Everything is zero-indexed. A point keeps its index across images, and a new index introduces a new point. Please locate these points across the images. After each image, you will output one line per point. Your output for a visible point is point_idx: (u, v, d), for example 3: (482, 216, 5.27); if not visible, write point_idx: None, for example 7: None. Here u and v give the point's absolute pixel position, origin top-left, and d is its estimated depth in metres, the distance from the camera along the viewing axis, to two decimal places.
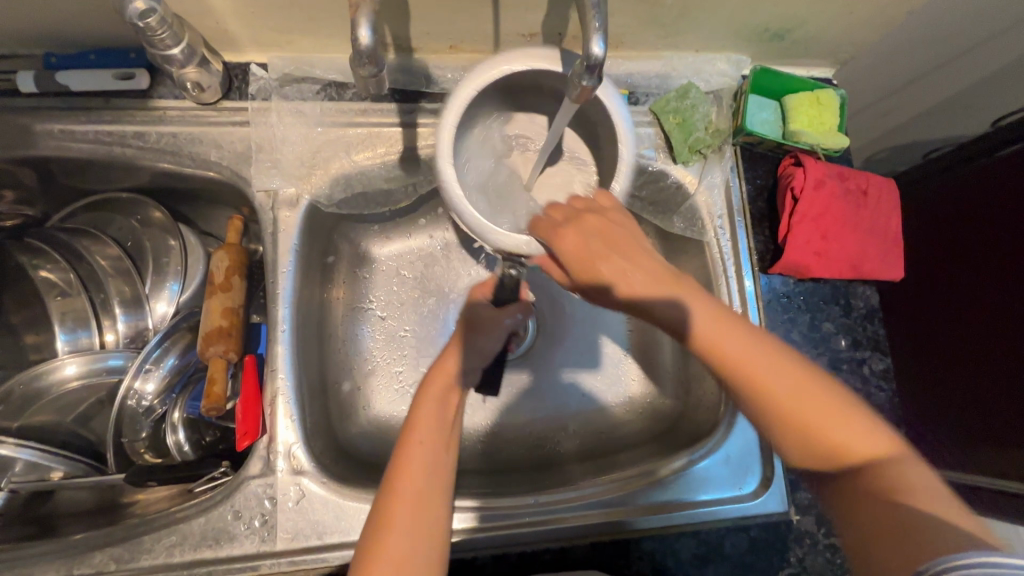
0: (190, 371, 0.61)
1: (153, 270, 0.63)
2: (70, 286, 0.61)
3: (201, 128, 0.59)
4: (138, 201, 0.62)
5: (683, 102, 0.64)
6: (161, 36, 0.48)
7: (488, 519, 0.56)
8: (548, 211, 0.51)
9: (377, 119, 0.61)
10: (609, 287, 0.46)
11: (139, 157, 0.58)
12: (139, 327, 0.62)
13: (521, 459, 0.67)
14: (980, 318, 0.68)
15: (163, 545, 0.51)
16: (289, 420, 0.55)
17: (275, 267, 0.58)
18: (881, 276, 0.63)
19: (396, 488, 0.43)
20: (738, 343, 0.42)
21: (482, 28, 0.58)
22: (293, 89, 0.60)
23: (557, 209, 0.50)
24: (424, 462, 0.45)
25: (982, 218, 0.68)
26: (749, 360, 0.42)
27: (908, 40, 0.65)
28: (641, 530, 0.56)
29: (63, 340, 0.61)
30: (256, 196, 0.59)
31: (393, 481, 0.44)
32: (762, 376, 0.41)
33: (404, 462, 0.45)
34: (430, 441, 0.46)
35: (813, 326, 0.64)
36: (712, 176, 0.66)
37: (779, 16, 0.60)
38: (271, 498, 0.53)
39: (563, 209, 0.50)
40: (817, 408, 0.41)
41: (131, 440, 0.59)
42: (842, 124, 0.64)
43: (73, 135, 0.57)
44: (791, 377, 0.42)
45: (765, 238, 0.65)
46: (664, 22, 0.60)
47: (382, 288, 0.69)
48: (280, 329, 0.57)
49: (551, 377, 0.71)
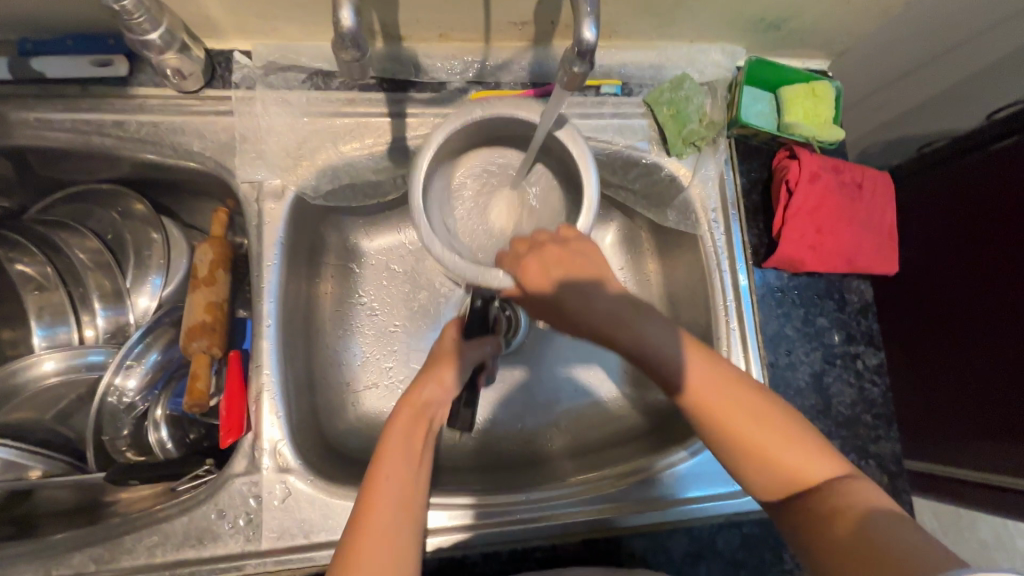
0: (174, 367, 0.60)
1: (134, 264, 0.62)
2: (48, 280, 0.59)
3: (183, 117, 0.57)
4: (118, 193, 0.61)
5: (677, 93, 0.63)
6: (137, 20, 0.47)
7: (479, 517, 0.55)
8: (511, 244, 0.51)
9: (365, 108, 0.59)
10: (571, 314, 0.47)
11: (119, 147, 0.56)
12: (120, 322, 0.60)
13: (512, 455, 0.66)
14: (973, 312, 0.68)
15: (144, 545, 0.50)
16: (275, 417, 0.54)
17: (259, 260, 0.56)
18: (875, 270, 0.63)
19: (366, 497, 0.41)
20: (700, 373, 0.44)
21: (472, 16, 0.56)
22: (278, 78, 0.59)
23: (522, 242, 0.51)
24: (394, 493, 0.42)
25: (976, 212, 0.67)
26: (705, 388, 0.43)
27: (904, 31, 0.64)
28: (632, 526, 0.56)
29: (41, 335, 0.59)
30: (240, 187, 0.57)
31: (364, 514, 0.41)
32: (714, 404, 0.43)
33: (375, 497, 0.42)
34: (400, 457, 0.44)
35: (807, 320, 0.63)
36: (706, 169, 0.65)
37: (775, 5, 0.59)
38: (256, 496, 0.52)
39: (528, 241, 0.50)
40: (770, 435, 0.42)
41: (112, 438, 0.57)
42: (837, 116, 0.64)
43: (50, 124, 0.55)
44: (749, 404, 0.43)
45: (760, 232, 0.64)
46: (658, 11, 0.59)
47: (372, 283, 0.68)
48: (265, 324, 0.55)
49: (543, 373, 0.70)
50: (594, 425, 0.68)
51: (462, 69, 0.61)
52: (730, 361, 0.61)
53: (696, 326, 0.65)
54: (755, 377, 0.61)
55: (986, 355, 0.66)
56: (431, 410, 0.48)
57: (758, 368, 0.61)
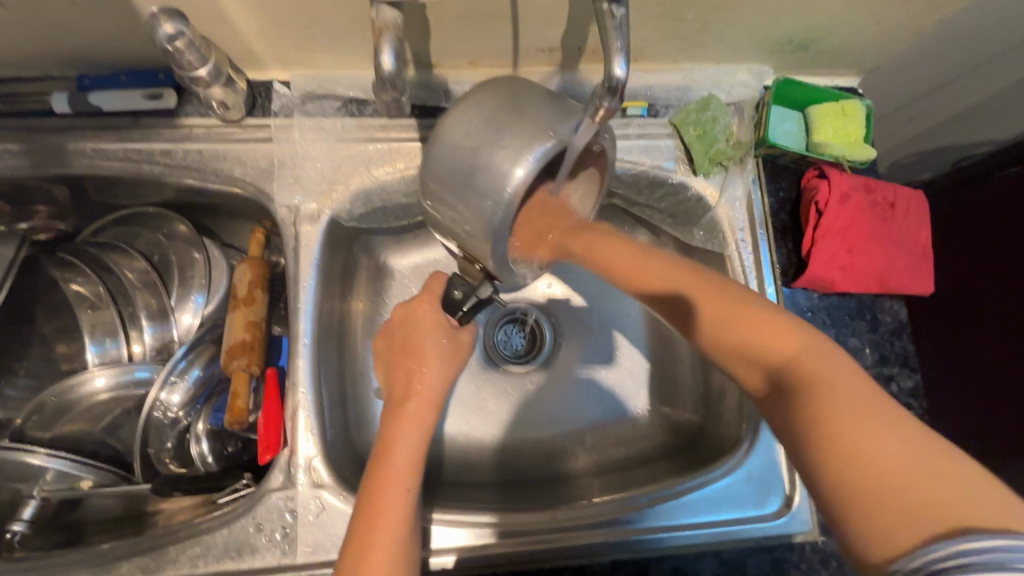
0: (214, 383, 0.62)
1: (178, 283, 0.65)
2: (99, 299, 0.63)
3: (225, 145, 0.60)
4: (165, 216, 0.64)
5: (704, 114, 0.63)
6: (188, 58, 0.50)
7: (510, 535, 0.55)
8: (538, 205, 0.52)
9: (398, 134, 0.61)
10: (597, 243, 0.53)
11: (166, 174, 0.59)
12: (165, 339, 0.64)
13: (535, 470, 0.67)
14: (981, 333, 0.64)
15: (187, 556, 0.52)
16: (309, 433, 0.56)
17: (296, 281, 0.59)
18: (911, 291, 0.62)
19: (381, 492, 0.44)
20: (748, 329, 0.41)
21: (502, 44, 0.58)
22: (315, 106, 0.61)
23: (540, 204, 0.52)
24: (405, 500, 0.44)
25: (982, 230, 0.65)
26: (740, 319, 0.42)
27: (939, 46, 0.64)
28: (660, 549, 0.56)
29: (92, 352, 0.63)
30: (278, 211, 0.60)
31: (372, 506, 0.43)
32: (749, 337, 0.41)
33: (385, 508, 0.43)
34: (403, 468, 0.45)
35: (838, 341, 0.62)
36: (734, 189, 0.65)
37: (804, 27, 0.60)
38: (291, 511, 0.54)
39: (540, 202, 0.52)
40: (851, 398, 0.35)
41: (157, 450, 0.60)
42: (868, 135, 0.63)
43: (103, 153, 0.58)
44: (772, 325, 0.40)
45: (788, 252, 0.64)
46: (685, 35, 0.60)
47: (398, 296, 0.70)
48: (302, 343, 0.57)
49: (570, 385, 0.71)
50: (619, 444, 0.69)
51: None
52: None
53: None
54: None
55: (1007, 375, 0.61)
56: (428, 415, 0.49)
57: None
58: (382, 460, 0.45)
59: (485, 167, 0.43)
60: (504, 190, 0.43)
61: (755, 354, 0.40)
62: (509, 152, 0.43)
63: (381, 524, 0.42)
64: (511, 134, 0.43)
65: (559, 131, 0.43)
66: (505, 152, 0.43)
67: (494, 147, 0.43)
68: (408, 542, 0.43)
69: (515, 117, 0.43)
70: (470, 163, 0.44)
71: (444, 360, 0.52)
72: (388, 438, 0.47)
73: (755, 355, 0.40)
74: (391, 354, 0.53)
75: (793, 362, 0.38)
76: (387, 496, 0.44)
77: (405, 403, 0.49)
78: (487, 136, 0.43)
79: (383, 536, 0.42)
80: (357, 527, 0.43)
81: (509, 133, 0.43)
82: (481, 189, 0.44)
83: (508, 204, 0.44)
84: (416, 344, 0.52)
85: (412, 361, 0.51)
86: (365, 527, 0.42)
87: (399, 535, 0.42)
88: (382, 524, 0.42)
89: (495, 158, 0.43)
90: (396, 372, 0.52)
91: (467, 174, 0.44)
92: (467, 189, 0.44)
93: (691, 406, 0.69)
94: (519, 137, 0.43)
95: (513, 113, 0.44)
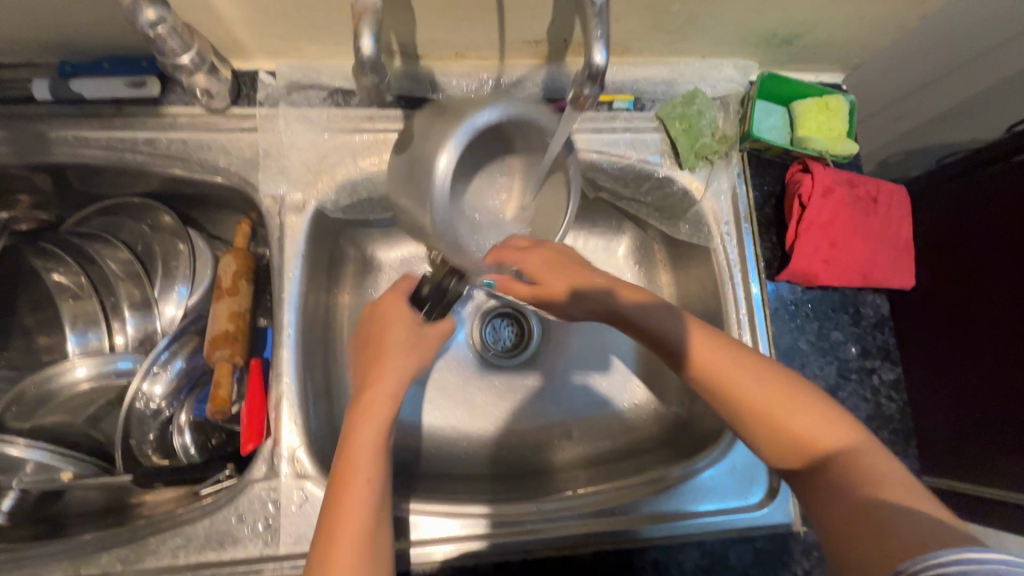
0: (198, 374, 0.62)
1: (161, 274, 0.64)
2: (81, 289, 0.63)
3: (209, 134, 0.59)
4: (149, 206, 0.64)
5: (689, 108, 0.64)
6: (170, 45, 0.49)
7: (496, 526, 0.55)
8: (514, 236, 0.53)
9: (384, 125, 0.61)
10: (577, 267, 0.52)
11: (149, 163, 0.59)
12: (147, 330, 0.63)
13: (524, 463, 0.67)
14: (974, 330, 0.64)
15: (168, 546, 0.52)
16: (293, 424, 0.56)
17: (281, 271, 0.58)
18: (892, 284, 0.63)
19: (343, 487, 0.43)
20: (755, 391, 0.45)
21: (488, 35, 0.58)
22: (301, 96, 0.61)
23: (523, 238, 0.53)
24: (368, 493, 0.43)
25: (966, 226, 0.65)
26: (748, 382, 0.45)
27: (923, 44, 0.64)
28: (645, 539, 0.56)
29: (74, 342, 0.62)
30: (263, 201, 0.59)
31: (340, 503, 0.42)
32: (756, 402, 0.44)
33: (346, 500, 0.42)
34: (367, 462, 0.44)
35: (821, 334, 0.63)
36: (719, 183, 0.65)
37: (788, 21, 0.60)
38: (274, 501, 0.53)
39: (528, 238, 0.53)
40: (858, 457, 0.42)
41: (139, 441, 0.59)
42: (851, 129, 0.64)
43: (85, 141, 0.58)
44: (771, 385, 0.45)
45: (772, 245, 0.64)
46: (671, 28, 0.60)
47: (386, 289, 0.70)
48: (286, 334, 0.57)
49: (557, 381, 0.71)
50: (606, 440, 0.69)
51: (477, 85, 0.63)
52: None
53: None
54: None
55: (995, 369, 0.61)
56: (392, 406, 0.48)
57: None
58: (343, 452, 0.44)
59: (416, 160, 0.47)
60: (432, 175, 0.45)
61: (768, 418, 0.44)
62: (436, 142, 0.46)
63: (345, 518, 0.41)
64: (440, 126, 0.46)
65: (484, 119, 0.45)
66: (432, 143, 0.46)
67: (423, 140, 0.47)
68: (374, 536, 0.42)
69: (449, 114, 0.46)
70: (412, 161, 0.48)
71: (408, 352, 0.51)
72: (348, 430, 0.46)
73: (768, 418, 0.44)
74: (358, 350, 0.52)
75: (799, 431, 0.43)
76: (346, 491, 0.43)
77: (364, 394, 0.48)
78: (425, 134, 0.47)
79: (348, 531, 0.41)
80: (324, 524, 0.41)
81: (436, 127, 0.46)
82: (418, 181, 0.47)
83: (436, 188, 0.45)
84: (379, 339, 0.51)
85: (375, 355, 0.50)
86: (332, 520, 0.41)
87: (362, 530, 0.41)
88: (346, 516, 0.42)
89: (424, 149, 0.46)
90: (359, 366, 0.51)
91: (410, 169, 0.48)
92: (410, 180, 0.47)
93: (676, 400, 0.69)
94: (444, 127, 0.45)
95: (449, 110, 0.47)
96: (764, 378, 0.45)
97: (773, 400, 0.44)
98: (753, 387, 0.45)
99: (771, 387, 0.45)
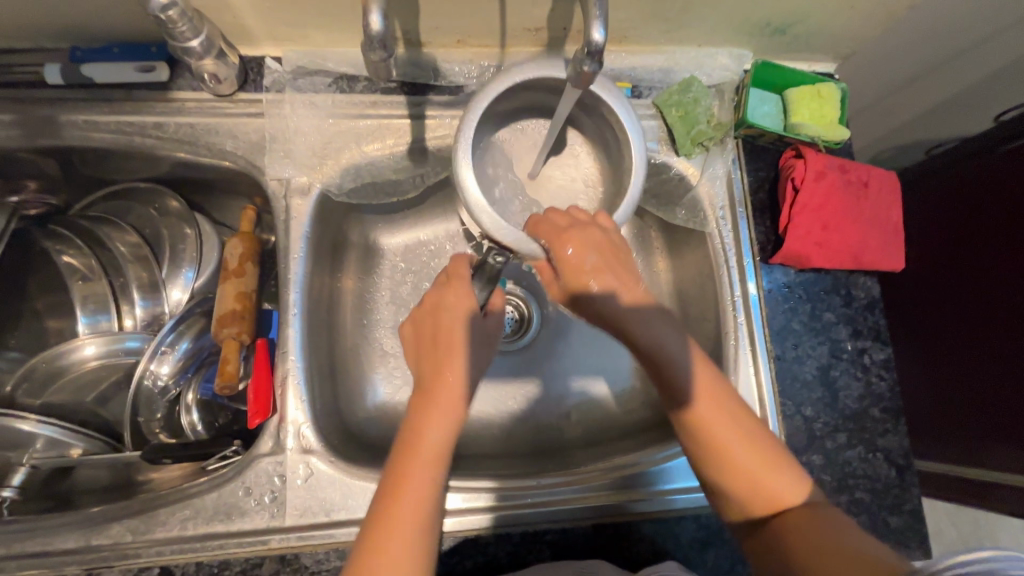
0: (204, 355, 0.63)
1: (169, 257, 0.65)
2: (92, 270, 0.64)
3: (216, 119, 0.61)
4: (156, 190, 0.65)
5: (685, 95, 0.65)
6: (181, 29, 0.51)
7: (501, 500, 0.57)
8: (548, 213, 0.51)
9: (388, 110, 0.63)
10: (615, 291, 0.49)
11: (158, 147, 0.60)
12: (156, 312, 0.65)
13: (525, 443, 0.69)
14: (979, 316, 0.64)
15: (176, 518, 0.53)
16: (299, 401, 0.57)
17: (287, 252, 0.60)
18: (882, 266, 0.64)
19: (397, 501, 0.42)
20: (724, 429, 0.47)
21: (490, 23, 0.59)
22: (306, 82, 0.62)
23: (559, 213, 0.51)
24: (429, 478, 0.44)
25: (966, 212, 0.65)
26: (713, 417, 0.48)
27: (912, 34, 0.66)
28: (640, 513, 0.58)
29: (85, 323, 0.63)
30: (270, 184, 0.61)
31: (387, 516, 0.42)
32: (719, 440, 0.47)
33: (399, 514, 0.42)
34: (426, 474, 0.44)
35: (814, 315, 0.65)
36: (715, 168, 0.67)
37: (782, 10, 0.61)
38: (280, 475, 0.55)
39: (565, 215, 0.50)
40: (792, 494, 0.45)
41: (147, 419, 0.61)
42: (842, 116, 0.65)
43: (96, 125, 0.59)
44: (738, 422, 0.47)
45: (766, 229, 0.66)
46: (666, 17, 0.62)
47: (388, 275, 0.71)
48: (292, 313, 0.59)
49: (555, 364, 0.73)
50: (604, 421, 0.70)
51: (478, 72, 0.64)
52: (737, 354, 0.63)
53: (705, 322, 0.67)
54: (762, 369, 0.63)
55: (998, 358, 0.62)
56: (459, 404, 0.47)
57: (765, 362, 0.63)
58: (403, 464, 0.44)
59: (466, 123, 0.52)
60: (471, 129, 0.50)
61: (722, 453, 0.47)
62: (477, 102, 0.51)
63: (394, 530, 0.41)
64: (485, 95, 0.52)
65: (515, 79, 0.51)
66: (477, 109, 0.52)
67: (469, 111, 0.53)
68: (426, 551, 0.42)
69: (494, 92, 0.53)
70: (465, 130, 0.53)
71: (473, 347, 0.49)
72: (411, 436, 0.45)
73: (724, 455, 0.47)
74: (418, 347, 0.50)
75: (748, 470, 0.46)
76: (399, 501, 0.42)
77: (428, 397, 0.47)
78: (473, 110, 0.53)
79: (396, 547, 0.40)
80: (370, 536, 0.41)
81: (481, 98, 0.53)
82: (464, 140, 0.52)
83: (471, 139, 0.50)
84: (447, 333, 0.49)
85: (441, 351, 0.48)
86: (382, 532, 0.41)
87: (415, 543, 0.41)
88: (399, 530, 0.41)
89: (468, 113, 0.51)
90: (423, 363, 0.49)
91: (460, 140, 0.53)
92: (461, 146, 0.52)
93: None
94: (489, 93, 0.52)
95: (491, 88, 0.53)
96: (730, 417, 0.47)
97: (732, 437, 0.47)
98: (723, 427, 0.47)
99: (731, 423, 0.47)
